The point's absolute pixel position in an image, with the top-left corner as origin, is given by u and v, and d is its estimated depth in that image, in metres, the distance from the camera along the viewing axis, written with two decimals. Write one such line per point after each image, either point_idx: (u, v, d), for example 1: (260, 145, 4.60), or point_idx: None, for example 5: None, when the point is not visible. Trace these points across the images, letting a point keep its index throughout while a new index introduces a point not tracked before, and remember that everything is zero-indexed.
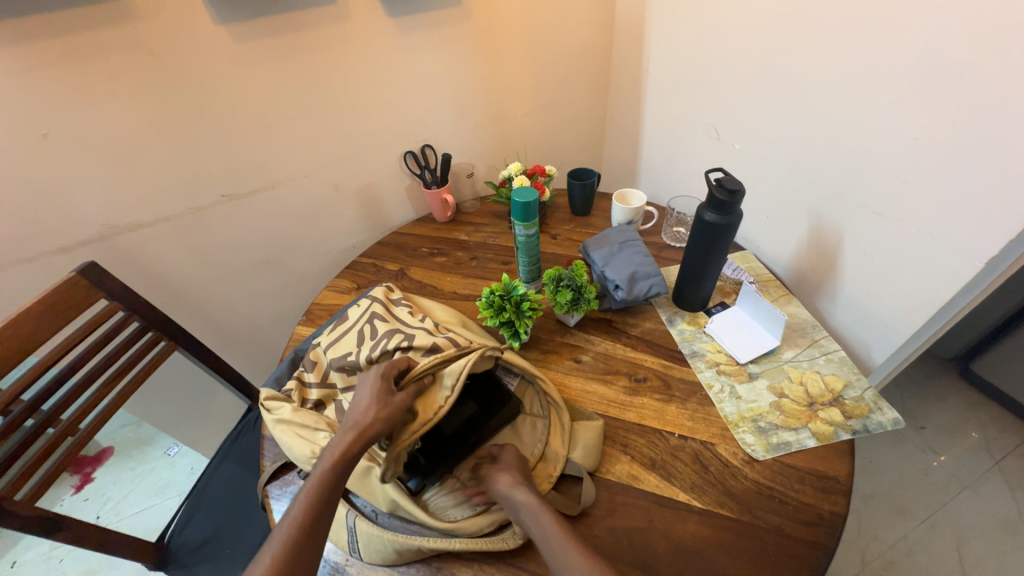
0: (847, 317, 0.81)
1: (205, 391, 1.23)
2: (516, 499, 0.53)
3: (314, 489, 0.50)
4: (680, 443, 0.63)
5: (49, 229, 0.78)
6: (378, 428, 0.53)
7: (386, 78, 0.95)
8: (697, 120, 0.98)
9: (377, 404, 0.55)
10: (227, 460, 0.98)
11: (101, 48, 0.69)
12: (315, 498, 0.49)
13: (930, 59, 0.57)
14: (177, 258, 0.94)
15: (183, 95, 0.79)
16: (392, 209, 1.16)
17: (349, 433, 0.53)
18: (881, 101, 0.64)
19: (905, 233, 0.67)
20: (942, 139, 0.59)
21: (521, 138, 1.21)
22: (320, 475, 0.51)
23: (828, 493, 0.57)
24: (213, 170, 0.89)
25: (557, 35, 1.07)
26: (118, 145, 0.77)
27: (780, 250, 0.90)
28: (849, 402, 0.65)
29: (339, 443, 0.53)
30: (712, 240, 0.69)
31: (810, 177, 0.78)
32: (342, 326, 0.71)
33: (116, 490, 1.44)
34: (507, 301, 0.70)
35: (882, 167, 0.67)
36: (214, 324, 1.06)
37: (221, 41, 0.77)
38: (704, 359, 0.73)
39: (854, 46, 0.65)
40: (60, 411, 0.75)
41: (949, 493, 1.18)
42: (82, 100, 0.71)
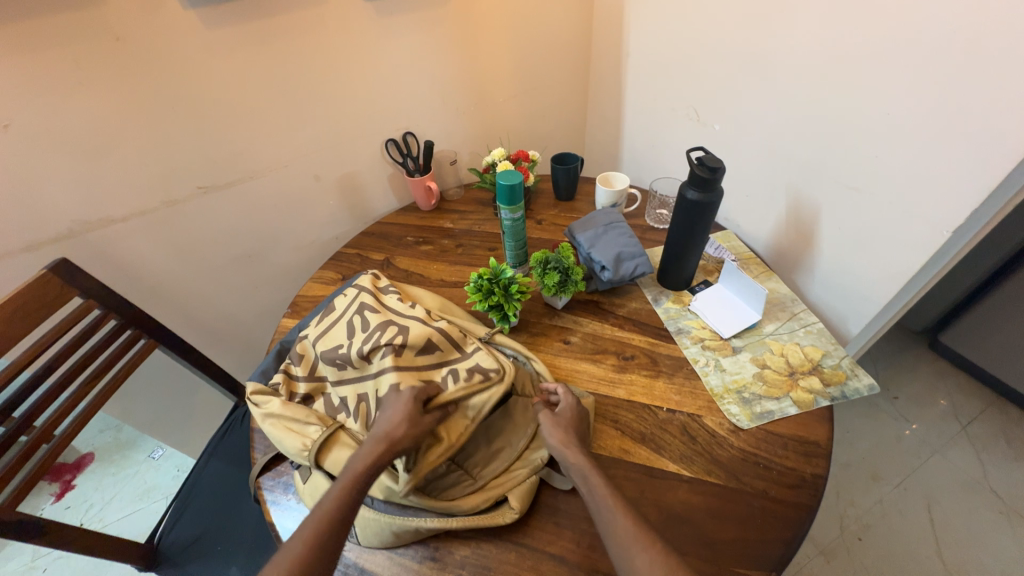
0: (824, 290, 0.84)
1: (188, 390, 1.20)
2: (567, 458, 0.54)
3: (344, 489, 0.51)
4: (668, 417, 0.65)
5: (16, 226, 0.75)
6: (410, 445, 0.53)
7: (364, 64, 0.93)
8: (676, 102, 0.99)
9: (409, 420, 0.55)
10: (214, 458, 0.96)
11: (62, 33, 0.66)
12: (343, 498, 0.50)
13: (899, 36, 0.59)
14: (154, 254, 0.91)
15: (153, 83, 0.76)
16: (375, 198, 1.14)
17: (380, 445, 0.53)
18: (855, 77, 0.66)
19: (877, 207, 0.69)
20: (910, 113, 0.61)
21: (503, 124, 1.20)
22: (352, 476, 0.51)
23: (810, 457, 0.59)
24: (188, 162, 0.86)
25: (536, 18, 1.06)
26: (86, 136, 0.74)
27: (759, 229, 0.92)
28: (827, 370, 0.68)
29: (370, 452, 0.53)
30: (695, 216, 0.70)
31: (787, 155, 0.80)
32: (331, 316, 0.69)
33: (98, 496, 1.40)
34: (495, 284, 0.71)
35: (856, 143, 0.69)
36: (194, 320, 1.04)
37: (191, 25, 0.74)
38: (689, 335, 0.75)
39: (827, 24, 0.67)
40: (33, 417, 0.72)
41: (920, 457, 1.24)
42: (45, 89, 0.68)
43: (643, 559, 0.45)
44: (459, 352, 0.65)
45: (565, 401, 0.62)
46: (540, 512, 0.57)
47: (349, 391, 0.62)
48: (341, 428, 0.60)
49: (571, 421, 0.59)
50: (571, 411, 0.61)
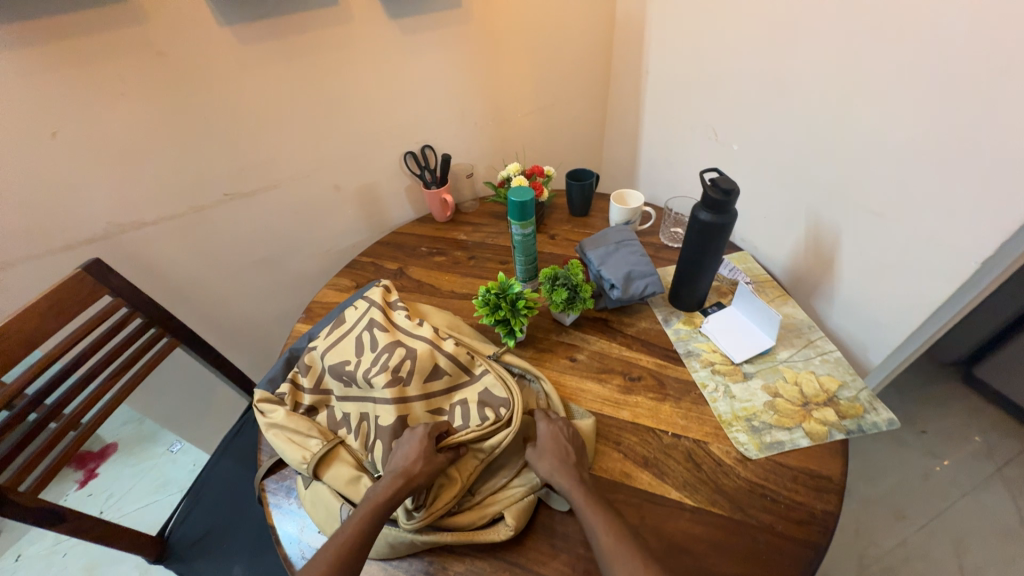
0: (843, 317, 0.81)
1: (206, 388, 1.24)
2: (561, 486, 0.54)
3: (364, 519, 0.51)
4: (673, 441, 0.63)
5: (56, 227, 0.80)
6: (426, 482, 0.54)
7: (387, 79, 0.96)
8: (695, 121, 0.98)
9: (426, 455, 0.55)
10: (225, 456, 0.98)
11: (108, 49, 0.70)
12: (362, 528, 0.51)
13: (928, 59, 0.57)
14: (181, 256, 0.95)
15: (188, 95, 0.80)
16: (392, 208, 1.17)
17: (399, 479, 0.53)
18: (880, 99, 0.64)
19: (901, 233, 0.67)
20: (937, 138, 0.59)
21: (521, 139, 1.22)
22: (373, 503, 0.53)
23: (821, 493, 0.56)
24: (217, 170, 0.90)
25: (557, 37, 1.07)
26: (124, 145, 0.79)
27: (777, 251, 0.90)
28: (844, 402, 0.65)
29: (389, 486, 0.53)
30: (708, 239, 0.69)
31: (807, 177, 0.78)
32: (341, 329, 0.70)
33: (118, 486, 1.45)
34: (502, 299, 0.71)
35: (880, 167, 0.67)
36: (215, 321, 1.07)
37: (226, 41, 0.78)
38: (699, 358, 0.73)
39: (852, 46, 0.65)
40: (62, 405, 0.76)
41: (949, 498, 1.17)
42: (90, 100, 0.73)
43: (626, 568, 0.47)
44: (469, 376, 0.65)
45: (541, 431, 0.60)
46: (536, 533, 0.56)
47: (353, 408, 0.64)
48: (342, 442, 0.62)
49: (555, 445, 0.58)
50: (551, 436, 0.59)
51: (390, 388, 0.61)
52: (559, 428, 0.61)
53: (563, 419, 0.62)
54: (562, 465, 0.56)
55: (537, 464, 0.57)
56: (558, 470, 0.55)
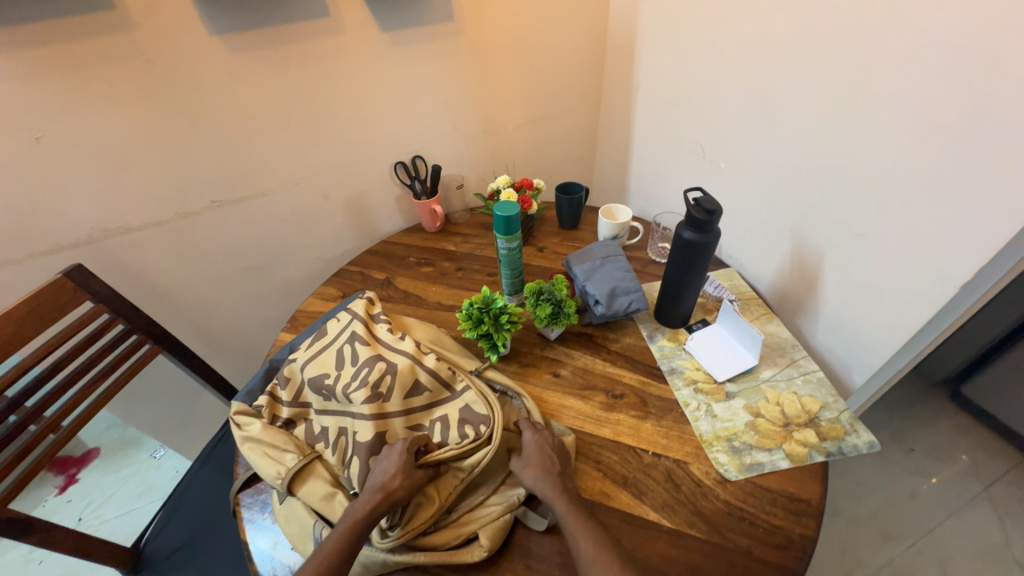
0: (827, 336, 0.81)
1: (189, 395, 1.23)
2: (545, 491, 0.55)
3: (343, 536, 0.51)
4: (653, 461, 0.63)
5: (39, 231, 0.79)
6: (404, 498, 0.53)
7: (379, 90, 0.96)
8: (684, 138, 0.99)
9: (406, 471, 0.55)
10: (206, 464, 0.97)
11: (97, 55, 0.70)
12: (342, 545, 0.50)
13: (909, 85, 0.58)
14: (166, 263, 0.94)
15: (177, 102, 0.80)
16: (382, 217, 1.16)
17: (377, 495, 0.53)
18: (863, 123, 0.65)
19: (883, 254, 0.67)
20: (918, 161, 0.60)
21: (512, 151, 1.22)
22: (351, 521, 0.52)
23: (799, 516, 0.56)
24: (205, 177, 0.90)
25: (550, 51, 1.08)
26: (111, 150, 0.79)
27: (763, 269, 0.90)
28: (825, 424, 0.65)
29: (366, 502, 0.52)
30: (691, 256, 0.69)
31: (793, 196, 0.79)
32: (322, 342, 0.69)
33: (98, 492, 1.43)
34: (485, 313, 0.71)
35: (863, 189, 0.67)
36: (200, 327, 1.06)
37: (216, 50, 0.78)
38: (682, 376, 0.73)
39: (836, 71, 0.66)
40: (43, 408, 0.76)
41: (936, 518, 1.17)
42: (76, 106, 0.72)
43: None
44: (450, 392, 0.64)
45: (526, 441, 0.61)
46: (511, 553, 0.55)
47: (331, 422, 0.64)
48: (319, 457, 0.62)
49: (540, 454, 0.59)
50: (536, 446, 0.60)
51: (368, 404, 0.60)
52: (545, 438, 0.61)
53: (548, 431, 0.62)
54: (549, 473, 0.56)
55: (523, 472, 0.57)
56: (544, 479, 0.56)
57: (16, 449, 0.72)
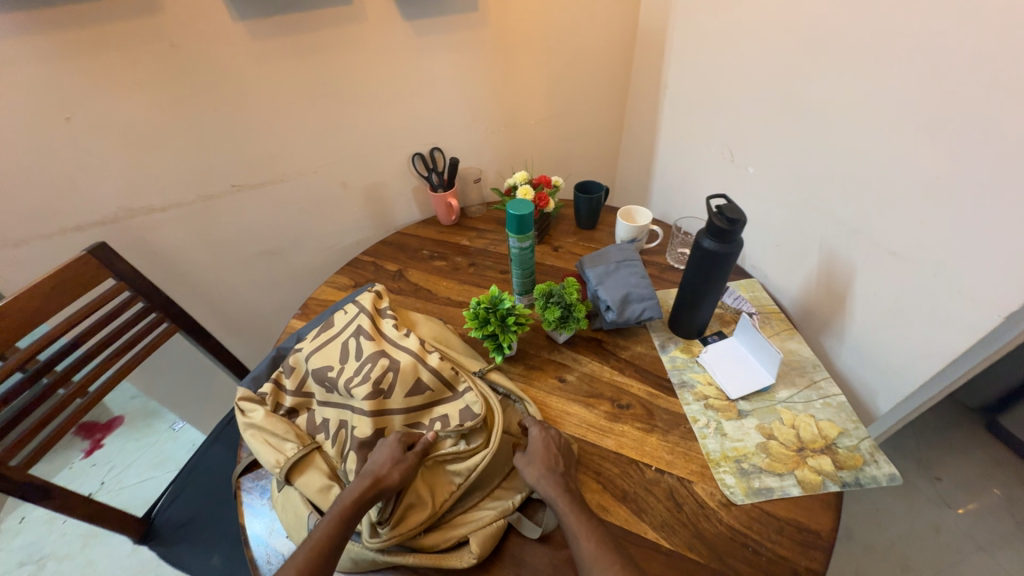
0: (853, 358, 0.77)
1: (207, 372, 1.26)
2: (545, 491, 0.54)
3: (334, 521, 0.51)
4: (656, 477, 0.61)
5: (67, 208, 0.82)
6: (396, 487, 0.53)
7: (399, 79, 0.95)
8: (712, 140, 0.95)
9: (396, 460, 0.55)
10: (218, 442, 1.00)
11: (123, 38, 0.71)
12: (333, 530, 0.51)
13: (962, 95, 0.53)
14: (186, 244, 0.96)
15: (199, 86, 0.80)
16: (399, 208, 1.16)
17: (366, 480, 0.53)
18: (908, 134, 0.60)
19: (921, 276, 0.62)
20: (966, 179, 0.55)
21: (534, 146, 1.19)
22: (340, 509, 0.52)
23: (806, 548, 0.53)
24: (225, 161, 0.91)
25: (576, 45, 1.05)
26: (135, 132, 0.80)
27: (788, 282, 0.86)
28: (842, 452, 0.62)
29: (356, 488, 0.53)
30: (710, 266, 0.66)
31: (824, 208, 0.74)
32: (328, 333, 0.69)
33: (120, 459, 1.49)
34: (491, 313, 0.69)
35: (903, 205, 0.63)
36: (217, 308, 1.09)
37: (239, 35, 0.78)
38: (692, 391, 0.70)
39: (880, 75, 0.62)
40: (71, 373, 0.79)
41: (961, 552, 1.11)
42: (103, 87, 0.74)
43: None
44: (452, 392, 0.64)
45: (532, 436, 0.60)
46: (502, 561, 0.54)
47: (332, 414, 0.64)
48: (318, 448, 0.62)
49: (546, 454, 0.58)
50: (542, 444, 0.59)
51: (369, 400, 0.60)
52: (552, 437, 0.61)
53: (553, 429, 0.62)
54: (552, 474, 0.56)
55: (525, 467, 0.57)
56: (547, 479, 0.55)
57: (44, 411, 0.76)
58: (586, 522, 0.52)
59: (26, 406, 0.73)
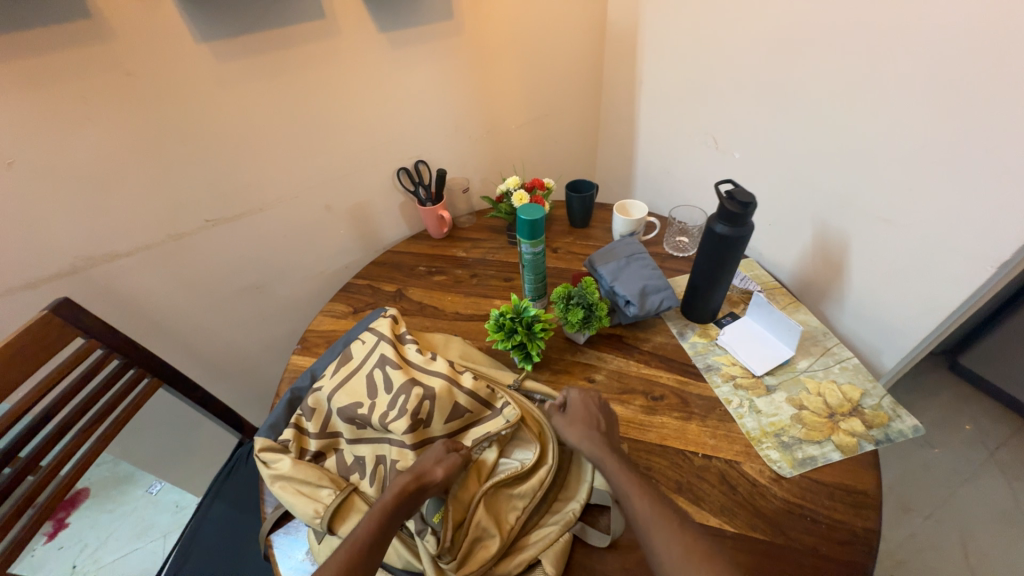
0: (854, 322, 0.81)
1: (191, 425, 1.17)
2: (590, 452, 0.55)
3: (374, 520, 0.50)
4: (705, 463, 0.61)
5: (18, 265, 0.72)
6: (439, 485, 0.52)
7: (377, 93, 0.92)
8: (694, 130, 0.98)
9: (440, 459, 0.55)
10: (219, 498, 0.89)
11: (72, 70, 0.64)
12: (372, 531, 0.49)
13: (937, 69, 0.57)
14: (159, 289, 0.88)
15: (162, 117, 0.74)
16: (386, 226, 1.12)
17: (407, 477, 0.52)
18: (883, 111, 0.65)
19: (912, 239, 0.67)
20: (948, 146, 0.59)
21: (515, 150, 1.19)
22: (379, 506, 0.51)
23: (860, 509, 0.55)
24: (196, 195, 0.83)
25: (549, 47, 1.05)
26: (92, 172, 0.72)
27: (783, 257, 0.90)
28: (869, 411, 0.65)
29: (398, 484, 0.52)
30: (724, 251, 0.67)
31: (812, 185, 0.78)
32: (348, 367, 0.65)
33: (94, 536, 1.35)
34: (517, 323, 0.68)
35: (888, 174, 0.67)
36: (198, 354, 1.00)
37: (204, 59, 0.73)
38: (719, 373, 0.72)
39: (857, 57, 0.65)
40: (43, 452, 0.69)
41: (950, 487, 1.20)
42: (52, 126, 0.66)
43: (663, 540, 0.47)
44: (490, 410, 0.61)
45: (572, 399, 0.62)
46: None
47: (367, 451, 0.60)
48: (355, 489, 0.58)
49: (585, 415, 0.59)
50: (582, 404, 0.61)
51: (410, 434, 0.57)
52: (589, 396, 0.62)
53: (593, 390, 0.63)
54: (592, 434, 0.56)
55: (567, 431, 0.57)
56: (588, 438, 0.56)
57: (18, 499, 0.66)
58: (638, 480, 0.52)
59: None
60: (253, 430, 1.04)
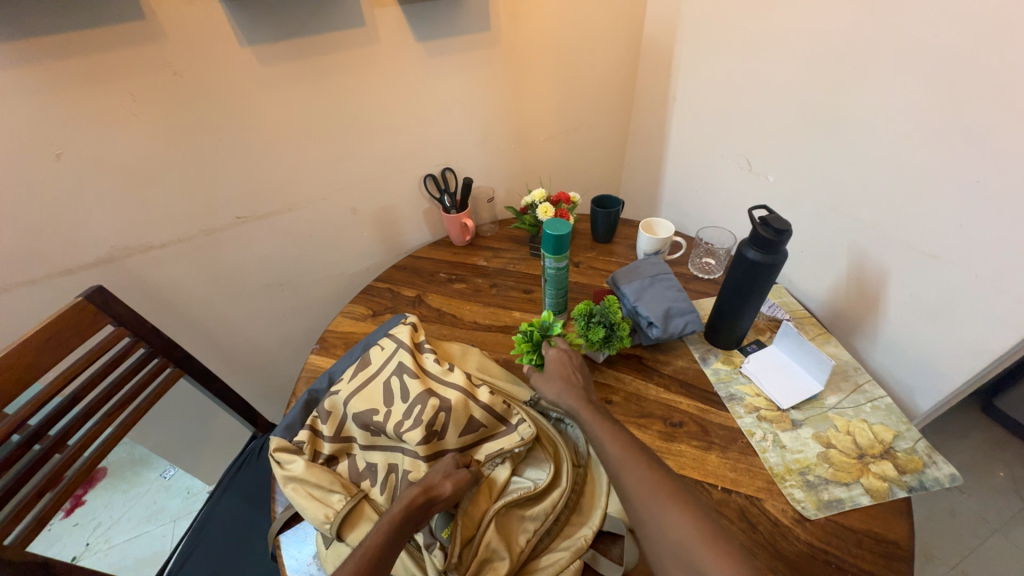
0: (888, 357, 0.78)
1: (207, 415, 1.18)
2: (567, 404, 0.58)
3: (386, 528, 0.49)
4: (723, 497, 0.59)
5: (56, 251, 0.74)
6: (447, 498, 0.52)
7: (410, 100, 0.93)
8: (727, 151, 0.96)
9: (449, 472, 0.54)
10: (229, 491, 0.90)
11: (122, 67, 0.66)
12: (380, 542, 0.48)
13: (992, 102, 0.55)
14: (187, 281, 0.90)
15: (202, 115, 0.75)
16: (409, 230, 1.13)
17: (415, 489, 0.52)
18: (933, 143, 0.62)
19: (954, 275, 0.64)
20: (1002, 184, 0.56)
21: (542, 162, 1.18)
22: (390, 515, 0.50)
23: (890, 560, 0.52)
24: (230, 192, 0.85)
25: (583, 61, 1.05)
26: (134, 165, 0.74)
27: (814, 286, 0.87)
28: (901, 455, 0.62)
29: (406, 496, 0.51)
30: (754, 278, 0.65)
31: (851, 214, 0.76)
32: (366, 372, 0.65)
33: (107, 515, 1.36)
34: (542, 339, 0.67)
35: (933, 209, 0.64)
36: (220, 347, 1.02)
37: (247, 61, 0.74)
38: (743, 403, 0.70)
39: (905, 86, 0.63)
40: (69, 434, 0.71)
41: (979, 536, 1.13)
42: (99, 120, 0.68)
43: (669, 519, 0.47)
44: (505, 426, 0.60)
45: (549, 357, 0.64)
46: None
47: (379, 458, 0.59)
48: (366, 497, 0.57)
49: (561, 371, 0.62)
50: (558, 361, 0.63)
51: (424, 445, 0.56)
52: (568, 356, 0.64)
53: (573, 350, 0.65)
54: (568, 390, 0.59)
55: (543, 389, 0.61)
56: (567, 394, 0.59)
57: (42, 478, 0.67)
58: (618, 433, 0.54)
59: (22, 475, 0.64)
60: (266, 425, 1.05)
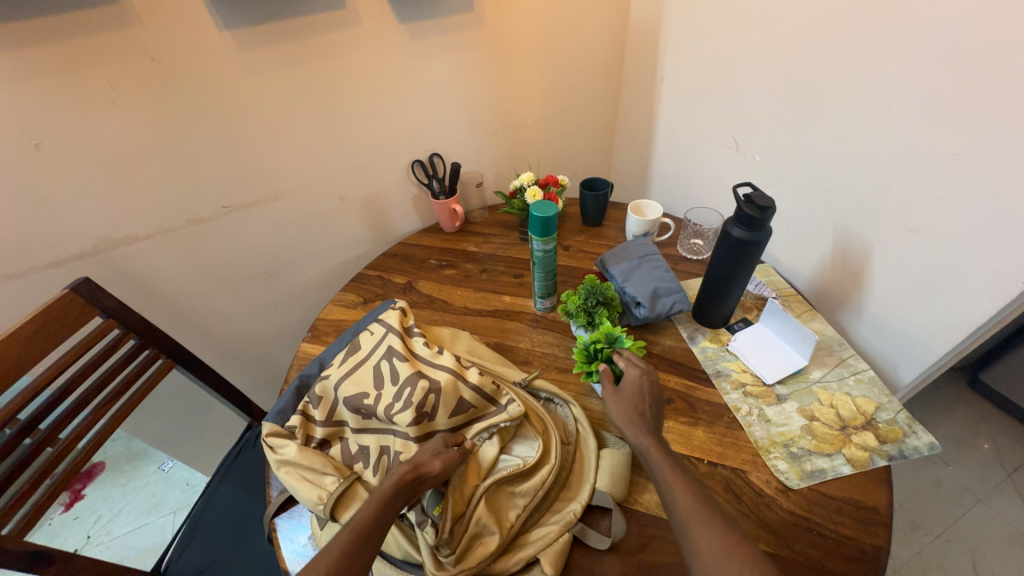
0: (872, 333, 0.79)
1: (202, 405, 1.19)
2: (639, 443, 0.54)
3: (375, 503, 0.50)
4: (709, 471, 0.60)
5: (40, 244, 0.74)
6: (437, 476, 0.53)
7: (394, 84, 0.91)
8: (714, 131, 0.96)
9: (437, 451, 0.55)
10: (227, 479, 0.90)
11: (97, 54, 0.65)
12: (369, 517, 0.49)
13: (969, 75, 0.55)
14: (175, 272, 0.89)
15: (182, 102, 0.74)
16: (398, 217, 1.12)
17: (405, 467, 0.53)
18: (913, 118, 0.62)
19: (931, 248, 0.65)
20: (978, 158, 0.57)
21: (531, 146, 1.18)
22: (379, 491, 0.51)
23: (869, 526, 0.54)
24: (214, 181, 0.85)
25: (569, 42, 1.04)
26: (115, 154, 0.73)
27: (800, 264, 0.88)
28: (882, 426, 0.63)
29: (394, 475, 0.52)
30: (738, 256, 0.66)
31: (834, 192, 0.76)
32: (356, 357, 0.66)
33: (106, 508, 1.37)
34: (611, 352, 0.64)
35: (912, 184, 0.65)
36: (212, 338, 1.02)
37: (225, 45, 0.73)
38: (729, 379, 0.71)
39: (887, 61, 0.63)
40: (62, 426, 0.71)
41: (963, 506, 1.17)
42: (77, 108, 0.67)
43: (705, 537, 0.46)
44: (495, 407, 0.61)
45: (628, 375, 0.60)
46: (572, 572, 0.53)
47: (371, 441, 0.60)
48: (359, 478, 0.58)
49: (636, 398, 0.58)
50: (637, 387, 0.59)
51: (414, 426, 0.57)
52: (648, 380, 0.60)
53: (652, 371, 0.61)
54: (637, 422, 0.56)
55: (616, 408, 0.58)
56: (634, 426, 0.55)
57: (36, 471, 0.67)
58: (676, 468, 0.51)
59: (15, 467, 0.65)
60: (261, 414, 1.06)
